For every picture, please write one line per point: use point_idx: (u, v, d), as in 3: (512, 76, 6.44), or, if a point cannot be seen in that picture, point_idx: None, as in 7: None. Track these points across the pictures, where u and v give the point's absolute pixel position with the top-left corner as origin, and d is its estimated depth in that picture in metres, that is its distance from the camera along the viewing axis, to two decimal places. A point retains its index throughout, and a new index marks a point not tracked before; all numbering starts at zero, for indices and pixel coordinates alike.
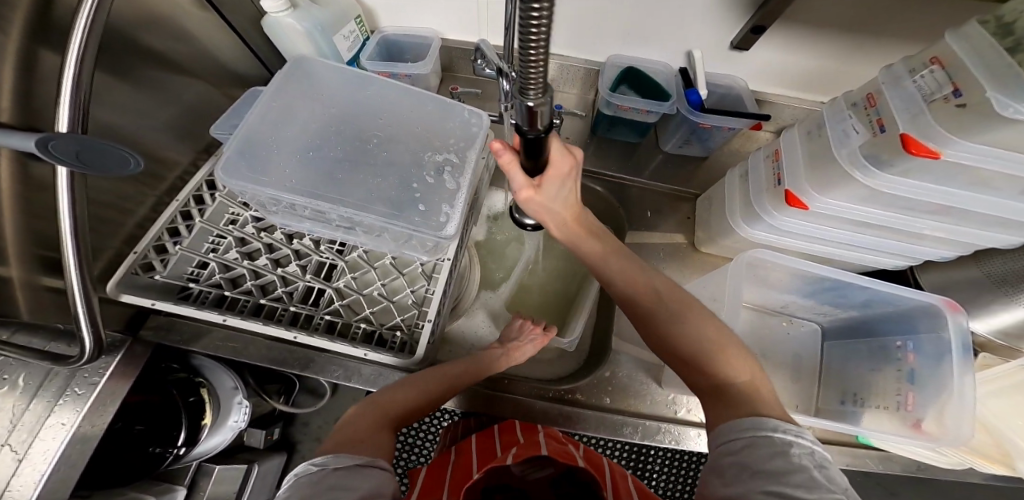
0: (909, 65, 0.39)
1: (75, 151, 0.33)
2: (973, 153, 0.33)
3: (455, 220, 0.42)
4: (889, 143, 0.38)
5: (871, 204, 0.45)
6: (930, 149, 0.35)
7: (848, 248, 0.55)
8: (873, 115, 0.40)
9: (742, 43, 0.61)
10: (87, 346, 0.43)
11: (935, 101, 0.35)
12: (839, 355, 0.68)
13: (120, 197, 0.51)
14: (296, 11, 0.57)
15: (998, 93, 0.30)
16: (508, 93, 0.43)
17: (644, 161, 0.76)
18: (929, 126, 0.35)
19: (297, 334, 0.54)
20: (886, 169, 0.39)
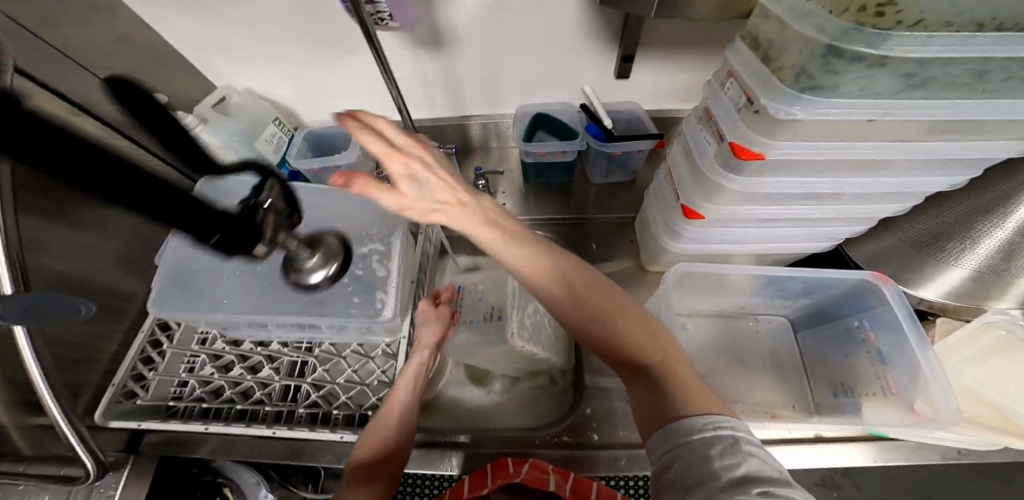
0: (720, 79, 0.47)
1: (19, 309, 0.43)
2: (788, 148, 0.41)
3: (391, 304, 0.47)
4: (724, 152, 0.45)
5: (760, 202, 0.49)
6: (755, 152, 0.42)
7: (768, 242, 0.59)
8: (714, 126, 0.47)
9: (622, 72, 0.70)
10: (90, 467, 0.52)
11: (742, 109, 0.42)
12: (815, 346, 0.66)
13: (93, 335, 0.60)
14: (208, 126, 0.64)
15: (769, 102, 0.38)
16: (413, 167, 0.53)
17: (582, 196, 0.79)
18: (749, 134, 0.42)
19: (276, 429, 0.59)
20: (743, 172, 0.45)
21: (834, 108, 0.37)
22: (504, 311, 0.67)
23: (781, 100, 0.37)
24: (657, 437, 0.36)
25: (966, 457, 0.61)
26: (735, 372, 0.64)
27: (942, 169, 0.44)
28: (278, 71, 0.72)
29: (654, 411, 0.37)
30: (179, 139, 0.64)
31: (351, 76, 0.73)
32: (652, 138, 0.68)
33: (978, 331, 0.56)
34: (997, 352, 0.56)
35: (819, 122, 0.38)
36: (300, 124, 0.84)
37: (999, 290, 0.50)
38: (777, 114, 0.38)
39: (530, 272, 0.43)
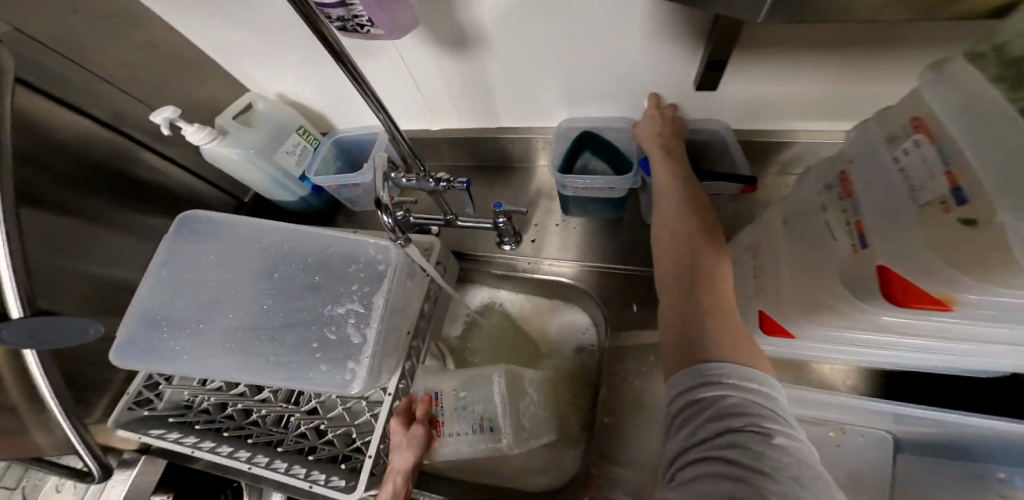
0: (899, 144, 0.30)
1: (26, 332, 0.45)
2: (996, 305, 0.25)
3: (359, 377, 0.40)
4: (867, 265, 0.31)
5: (888, 327, 0.34)
6: (934, 297, 0.26)
7: (882, 354, 0.44)
8: (861, 217, 0.32)
9: (706, 82, 0.53)
10: (94, 471, 0.56)
11: (931, 206, 0.26)
12: (919, 479, 0.49)
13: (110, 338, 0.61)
14: (227, 139, 0.61)
15: (1006, 219, 0.20)
16: (389, 226, 0.40)
17: (632, 237, 0.66)
18: (918, 258, 0.27)
19: (253, 465, 0.54)
20: (875, 301, 0.31)
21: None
22: (495, 421, 0.54)
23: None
24: (682, 370, 0.33)
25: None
26: None
27: None
28: (303, 74, 0.66)
29: (687, 344, 0.34)
30: (206, 152, 0.62)
31: (377, 76, 0.64)
32: (741, 182, 0.54)
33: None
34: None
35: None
36: (330, 128, 0.78)
37: None
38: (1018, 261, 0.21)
39: (662, 189, 0.50)
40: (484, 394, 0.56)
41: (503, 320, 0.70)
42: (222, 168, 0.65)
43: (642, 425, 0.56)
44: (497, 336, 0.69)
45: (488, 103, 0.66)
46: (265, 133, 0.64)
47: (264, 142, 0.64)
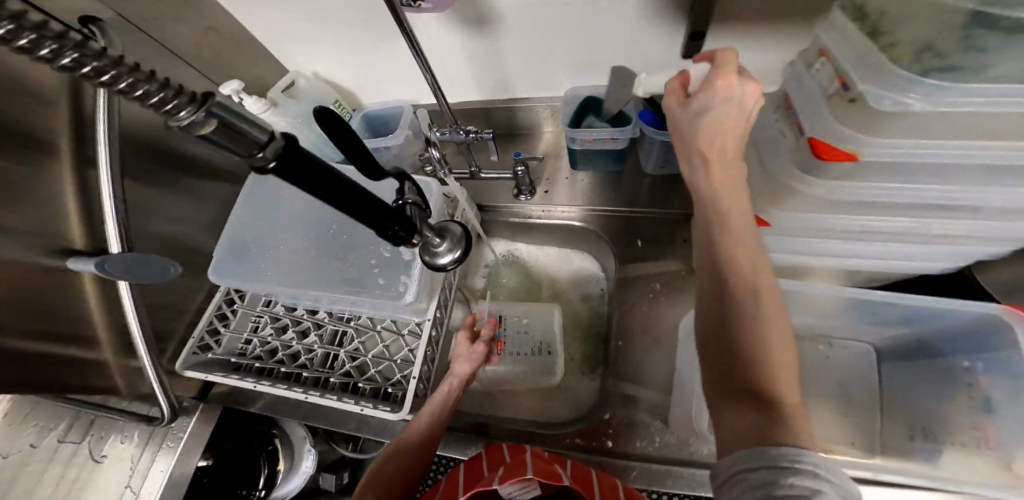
0: (806, 60, 0.42)
1: (124, 266, 0.53)
2: (883, 150, 0.37)
3: (412, 288, 0.46)
4: (805, 148, 0.42)
5: (852, 204, 0.45)
6: (847, 151, 0.38)
7: (851, 254, 0.53)
8: (795, 116, 0.43)
9: (689, 53, 0.64)
10: (164, 410, 0.62)
11: (832, 96, 0.37)
12: (900, 380, 0.55)
13: (176, 289, 0.68)
14: (279, 109, 0.69)
15: (869, 89, 0.34)
16: (440, 158, 0.55)
17: (633, 188, 0.74)
18: (838, 131, 0.38)
19: (308, 393, 0.61)
20: (824, 172, 0.41)
21: (969, 95, 0.31)
22: (551, 345, 0.67)
23: (891, 84, 0.33)
24: (734, 452, 0.27)
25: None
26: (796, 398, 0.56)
27: None
28: (340, 57, 0.75)
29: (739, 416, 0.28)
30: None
31: (403, 56, 0.74)
32: None
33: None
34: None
35: (948, 116, 0.33)
36: (356, 105, 0.87)
37: None
38: (882, 104, 0.33)
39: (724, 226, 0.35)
40: (546, 323, 0.69)
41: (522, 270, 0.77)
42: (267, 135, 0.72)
43: (652, 347, 0.63)
44: (515, 285, 0.76)
45: (502, 78, 0.74)
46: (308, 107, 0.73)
47: (307, 114, 0.73)
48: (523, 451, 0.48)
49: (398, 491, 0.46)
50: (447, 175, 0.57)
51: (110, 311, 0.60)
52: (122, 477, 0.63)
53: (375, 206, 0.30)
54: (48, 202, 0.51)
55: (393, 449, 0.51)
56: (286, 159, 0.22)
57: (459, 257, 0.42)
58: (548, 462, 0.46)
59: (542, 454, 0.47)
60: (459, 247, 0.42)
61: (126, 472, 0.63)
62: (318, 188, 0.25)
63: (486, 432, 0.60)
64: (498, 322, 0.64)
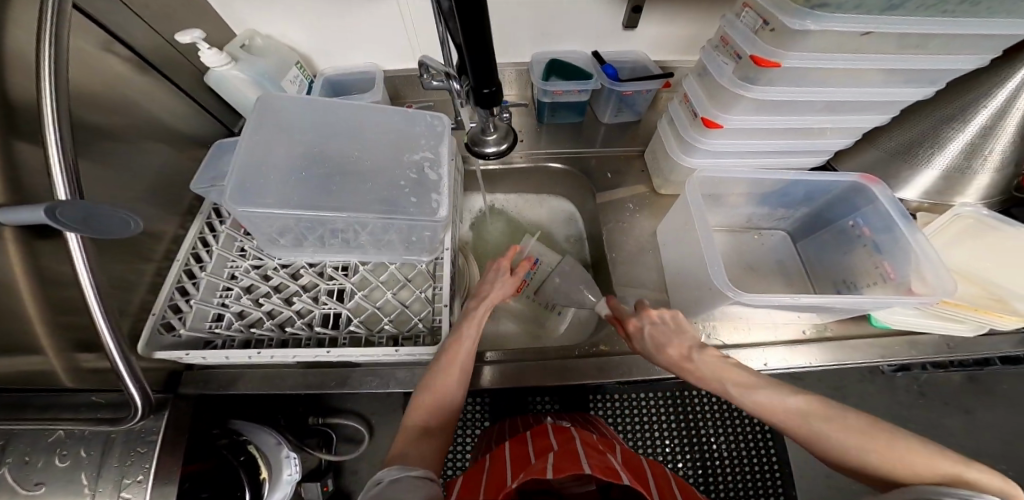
0: (735, 9, 0.53)
1: (81, 217, 0.41)
2: (798, 59, 0.48)
3: (445, 204, 0.52)
4: (748, 65, 0.51)
5: (772, 111, 0.57)
6: (771, 62, 0.48)
7: (764, 155, 0.68)
8: (731, 49, 0.54)
9: (629, 23, 0.77)
10: (139, 404, 0.51)
11: (761, 31, 0.49)
12: (812, 251, 0.73)
13: (129, 269, 0.57)
14: (238, 64, 0.67)
15: (789, 17, 0.44)
16: (460, 90, 0.59)
17: (592, 134, 0.85)
18: (764, 47, 0.48)
19: (327, 349, 0.59)
20: (757, 82, 0.52)
21: (840, 21, 0.43)
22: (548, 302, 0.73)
23: (794, 15, 0.44)
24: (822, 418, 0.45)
25: (955, 349, 0.67)
26: (747, 278, 0.70)
27: (912, 82, 0.54)
28: (301, 21, 0.74)
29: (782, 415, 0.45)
30: (208, 74, 0.68)
31: (371, 20, 0.75)
32: (661, 78, 0.74)
33: (950, 223, 0.64)
34: (970, 237, 0.64)
35: (830, 32, 0.45)
36: (314, 72, 0.85)
37: (967, 186, 0.64)
38: (792, 27, 0.44)
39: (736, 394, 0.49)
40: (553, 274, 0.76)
41: (503, 218, 0.86)
42: (223, 95, 0.71)
43: (634, 261, 0.74)
44: (497, 233, 0.85)
45: None
46: (271, 60, 0.72)
47: (273, 69, 0.71)
48: (572, 440, 0.51)
49: (440, 418, 0.49)
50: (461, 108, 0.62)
51: (45, 296, 0.49)
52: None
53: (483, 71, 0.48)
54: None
55: (435, 370, 0.52)
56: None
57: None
58: (601, 453, 0.49)
59: (591, 444, 0.51)
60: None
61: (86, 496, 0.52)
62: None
63: (517, 358, 0.65)
64: (530, 259, 0.65)
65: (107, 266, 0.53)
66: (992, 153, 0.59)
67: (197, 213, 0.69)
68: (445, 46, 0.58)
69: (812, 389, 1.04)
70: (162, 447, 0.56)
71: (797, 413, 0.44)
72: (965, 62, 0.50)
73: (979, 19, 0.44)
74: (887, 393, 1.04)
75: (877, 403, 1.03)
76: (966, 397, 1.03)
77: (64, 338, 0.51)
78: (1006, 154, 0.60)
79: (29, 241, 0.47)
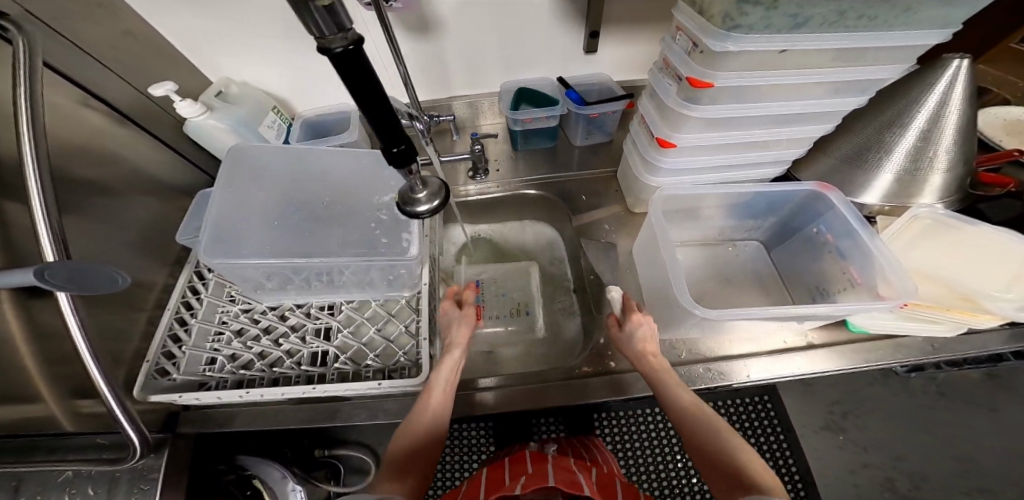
0: (671, 33, 0.56)
1: (66, 276, 0.44)
2: (729, 77, 0.50)
3: (415, 243, 0.55)
4: (686, 86, 0.54)
5: (722, 127, 0.60)
6: (704, 81, 0.51)
7: (726, 169, 0.70)
8: (673, 70, 0.56)
9: (589, 47, 0.80)
10: (136, 444, 0.53)
11: (692, 53, 0.51)
12: (786, 260, 0.74)
13: (122, 319, 0.61)
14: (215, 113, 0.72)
15: (711, 41, 0.46)
16: (424, 128, 0.64)
17: (567, 157, 0.88)
18: (696, 68, 0.51)
19: (313, 385, 0.62)
20: (699, 101, 0.55)
21: (757, 40, 0.46)
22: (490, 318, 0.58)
23: (715, 38, 0.46)
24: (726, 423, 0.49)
25: (939, 350, 0.66)
26: (724, 291, 0.71)
27: (847, 92, 0.56)
28: None
29: (700, 417, 0.50)
30: (190, 128, 0.73)
31: None
32: (624, 99, 0.77)
33: (909, 224, 0.66)
34: (926, 238, 0.65)
35: (749, 51, 0.47)
36: (295, 116, 0.90)
37: (921, 187, 0.65)
38: (713, 49, 0.46)
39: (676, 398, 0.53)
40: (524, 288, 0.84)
41: (486, 247, 0.89)
42: (204, 142, 0.75)
43: (612, 278, 0.75)
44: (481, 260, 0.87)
45: (441, 78, 0.83)
46: (248, 107, 0.77)
47: (249, 115, 0.76)
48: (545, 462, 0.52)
49: (417, 461, 0.50)
50: (428, 144, 0.67)
51: (40, 350, 0.53)
52: None
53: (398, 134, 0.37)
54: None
55: (412, 414, 0.54)
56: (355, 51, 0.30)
57: (436, 207, 0.45)
58: (571, 473, 0.51)
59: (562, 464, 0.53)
60: (436, 198, 0.45)
61: None
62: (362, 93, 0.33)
63: (502, 384, 0.66)
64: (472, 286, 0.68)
65: (100, 318, 0.57)
66: (937, 154, 0.61)
67: (186, 262, 0.73)
68: (406, 89, 0.61)
69: (820, 395, 1.02)
70: (162, 484, 0.58)
71: (692, 404, 0.52)
72: (890, 72, 0.52)
73: (887, 31, 0.47)
74: (895, 395, 1.02)
75: (889, 406, 1.01)
76: (981, 387, 1.01)
77: (61, 387, 0.55)
78: (952, 154, 0.61)
79: (24, 301, 0.51)
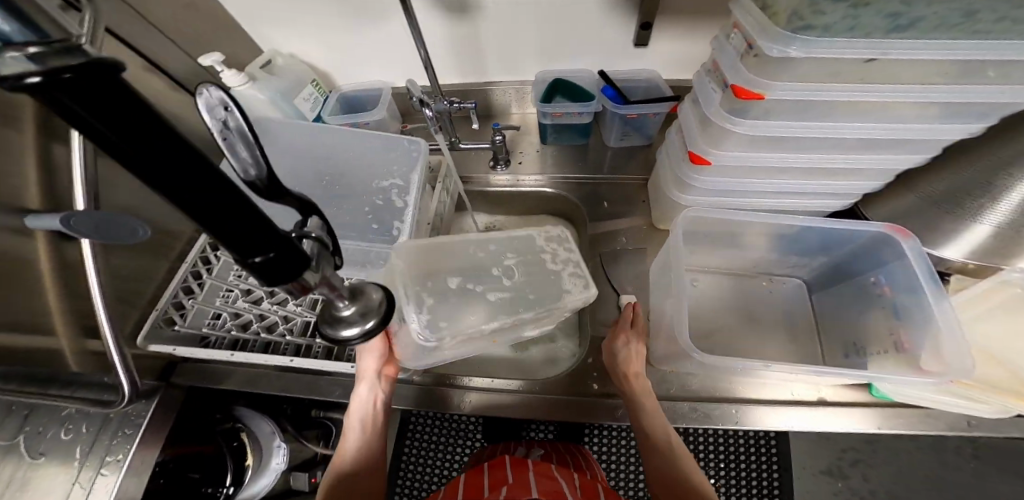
0: (727, 31, 0.48)
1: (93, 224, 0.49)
2: (787, 89, 0.43)
3: (405, 231, 0.57)
4: (731, 96, 0.47)
5: (773, 145, 0.52)
6: (754, 92, 0.44)
7: (774, 195, 0.63)
8: (720, 75, 0.49)
9: (640, 40, 0.73)
10: (126, 389, 0.53)
11: (744, 56, 0.44)
12: (829, 304, 0.66)
13: (141, 266, 0.62)
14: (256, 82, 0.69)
15: (768, 44, 0.39)
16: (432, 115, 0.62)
17: (598, 158, 0.82)
18: (747, 76, 0.44)
19: (295, 357, 0.61)
20: (747, 114, 0.48)
21: (830, 48, 0.39)
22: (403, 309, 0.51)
23: (775, 39, 0.39)
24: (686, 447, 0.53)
25: (975, 428, 0.58)
26: (744, 330, 0.65)
27: (956, 117, 0.46)
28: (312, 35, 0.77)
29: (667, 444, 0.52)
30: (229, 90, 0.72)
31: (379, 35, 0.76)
32: (670, 100, 0.70)
33: (994, 290, 0.57)
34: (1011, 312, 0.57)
35: (818, 59, 0.40)
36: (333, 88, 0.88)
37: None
38: (772, 53, 0.39)
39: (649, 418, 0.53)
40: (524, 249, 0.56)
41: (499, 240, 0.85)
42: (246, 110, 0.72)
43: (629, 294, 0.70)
44: None
45: (477, 61, 0.79)
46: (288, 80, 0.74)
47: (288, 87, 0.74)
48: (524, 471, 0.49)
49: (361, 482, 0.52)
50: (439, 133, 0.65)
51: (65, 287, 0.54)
52: (66, 476, 0.55)
53: (257, 228, 0.21)
54: (6, 161, 0.46)
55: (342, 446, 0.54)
56: (90, 80, 0.12)
57: (369, 330, 0.34)
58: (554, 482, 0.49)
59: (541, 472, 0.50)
60: (370, 318, 0.34)
61: (69, 473, 0.56)
62: (164, 174, 0.16)
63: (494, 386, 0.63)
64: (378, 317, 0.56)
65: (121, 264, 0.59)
66: None
67: None
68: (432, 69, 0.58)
69: (833, 440, 0.89)
70: (145, 429, 0.60)
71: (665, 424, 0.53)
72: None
73: None
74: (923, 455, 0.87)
75: (913, 467, 0.87)
76: None
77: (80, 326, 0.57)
78: None
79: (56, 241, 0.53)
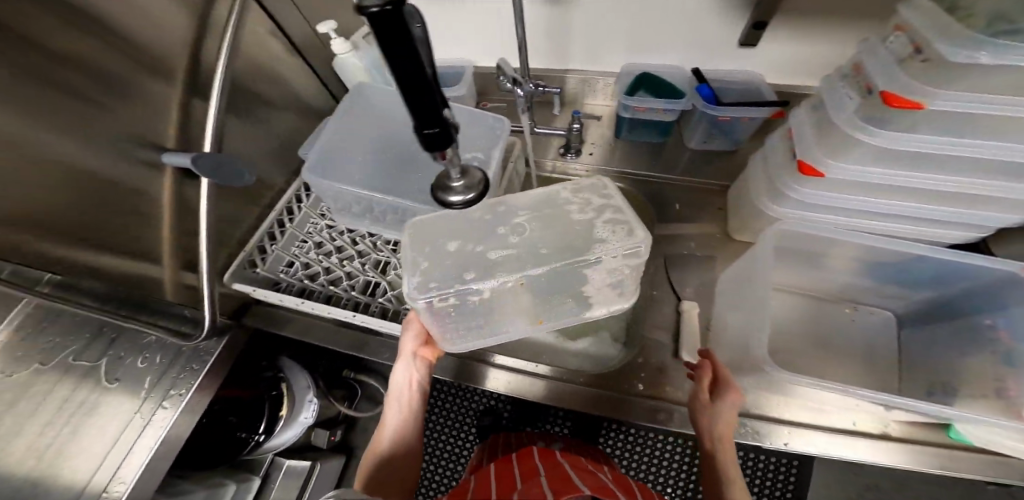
0: (881, 34, 0.46)
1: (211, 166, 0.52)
2: (950, 99, 0.39)
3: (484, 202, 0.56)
4: (877, 102, 0.44)
5: (903, 161, 0.48)
6: (912, 101, 0.40)
7: (880, 217, 0.58)
8: (863, 81, 0.46)
9: (748, 39, 0.69)
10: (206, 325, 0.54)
11: (906, 60, 0.41)
12: (920, 341, 0.60)
13: (234, 210, 0.65)
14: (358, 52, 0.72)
15: (948, 47, 0.36)
16: (523, 95, 0.61)
17: (674, 158, 0.79)
18: (906, 82, 0.41)
19: (356, 313, 0.61)
20: (889, 124, 0.44)
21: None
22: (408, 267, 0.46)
23: (959, 43, 0.36)
24: None
25: None
26: (818, 357, 0.61)
27: None
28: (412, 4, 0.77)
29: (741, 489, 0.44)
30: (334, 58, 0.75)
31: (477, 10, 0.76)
32: (773, 105, 0.66)
33: None
34: None
35: (1006, 69, 0.36)
36: None
37: None
38: (953, 57, 0.36)
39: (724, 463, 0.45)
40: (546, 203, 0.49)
41: None
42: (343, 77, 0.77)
43: (699, 301, 0.67)
44: None
45: (567, 46, 0.78)
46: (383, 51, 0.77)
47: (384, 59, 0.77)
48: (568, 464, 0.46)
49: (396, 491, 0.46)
50: (526, 118, 0.64)
51: (177, 220, 0.56)
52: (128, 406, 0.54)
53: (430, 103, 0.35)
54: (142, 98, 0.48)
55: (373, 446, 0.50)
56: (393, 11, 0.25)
57: (471, 199, 0.53)
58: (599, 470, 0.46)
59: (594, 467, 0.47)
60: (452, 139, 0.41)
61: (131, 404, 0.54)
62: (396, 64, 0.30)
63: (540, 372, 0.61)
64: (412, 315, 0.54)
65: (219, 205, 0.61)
66: None
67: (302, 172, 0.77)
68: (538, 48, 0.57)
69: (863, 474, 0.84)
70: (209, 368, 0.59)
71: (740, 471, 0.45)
72: None
73: None
74: None
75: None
76: None
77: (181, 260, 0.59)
78: None
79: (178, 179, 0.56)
